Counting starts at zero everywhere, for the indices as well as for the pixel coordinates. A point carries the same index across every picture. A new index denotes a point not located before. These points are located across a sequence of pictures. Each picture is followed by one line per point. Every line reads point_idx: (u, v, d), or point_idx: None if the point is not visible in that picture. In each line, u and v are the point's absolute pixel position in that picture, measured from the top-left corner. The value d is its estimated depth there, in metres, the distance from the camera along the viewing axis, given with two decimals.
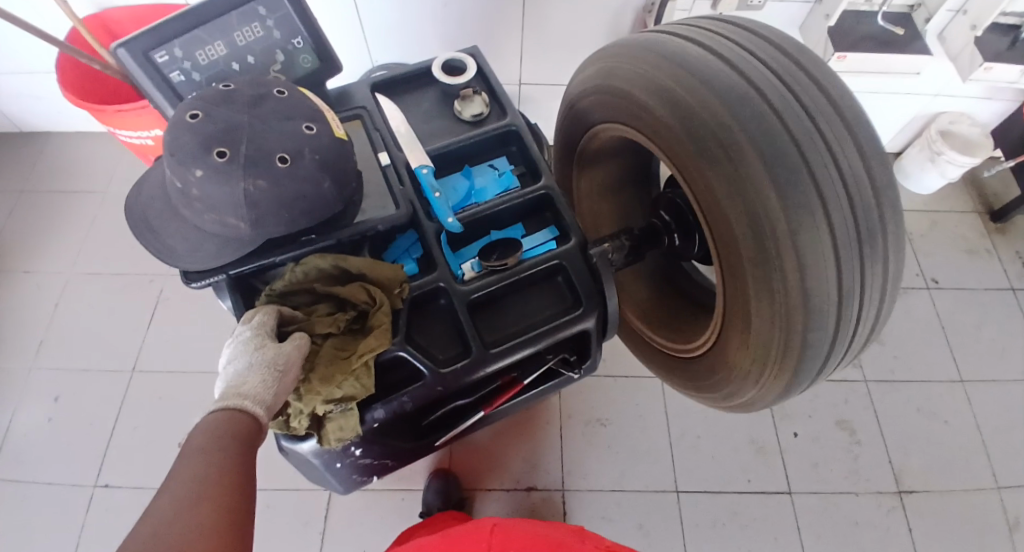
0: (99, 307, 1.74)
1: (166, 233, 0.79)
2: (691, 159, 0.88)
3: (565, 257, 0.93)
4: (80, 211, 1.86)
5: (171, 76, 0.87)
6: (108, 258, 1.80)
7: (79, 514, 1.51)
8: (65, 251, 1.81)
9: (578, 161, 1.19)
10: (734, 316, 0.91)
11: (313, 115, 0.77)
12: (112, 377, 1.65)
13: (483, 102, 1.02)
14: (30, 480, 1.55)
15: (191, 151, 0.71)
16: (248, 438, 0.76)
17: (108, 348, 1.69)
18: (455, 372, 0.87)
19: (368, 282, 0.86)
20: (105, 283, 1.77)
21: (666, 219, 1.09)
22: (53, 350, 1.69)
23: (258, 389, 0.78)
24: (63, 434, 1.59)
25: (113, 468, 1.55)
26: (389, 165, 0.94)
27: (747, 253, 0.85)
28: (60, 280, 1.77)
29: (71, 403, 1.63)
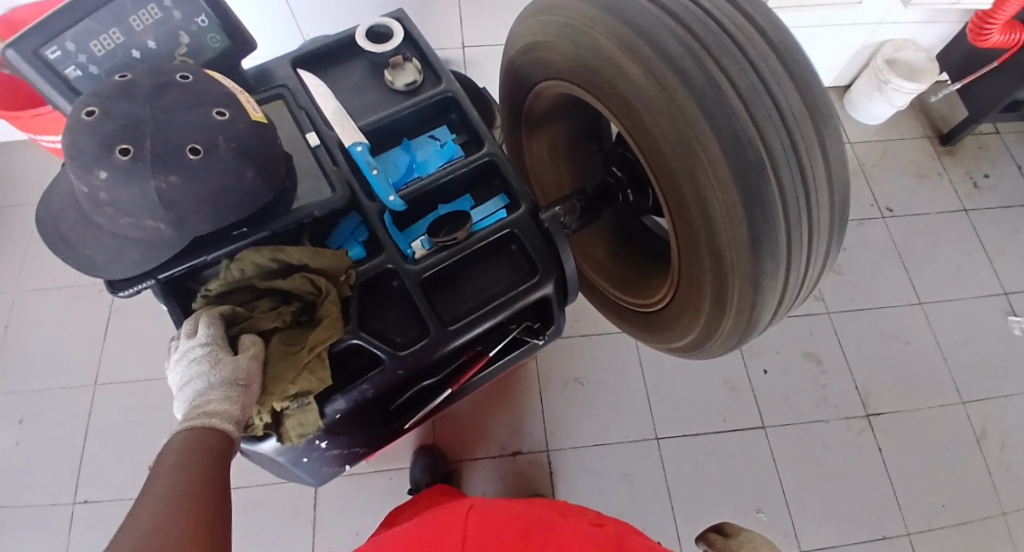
0: (46, 322, 1.66)
1: (82, 243, 0.73)
2: (631, 111, 0.85)
3: (518, 224, 0.90)
4: (14, 226, 1.77)
5: (67, 72, 0.81)
6: (46, 270, 1.71)
7: (61, 534, 1.47)
8: (1, 268, 1.72)
9: (526, 122, 1.15)
10: (688, 268, 0.90)
11: (224, 99, 0.71)
12: (71, 392, 1.59)
13: (416, 70, 0.97)
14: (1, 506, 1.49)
15: (92, 153, 0.65)
16: (221, 453, 0.72)
17: (64, 364, 1.62)
18: (415, 353, 0.84)
19: (312, 272, 0.81)
20: (47, 296, 1.68)
21: (619, 174, 1.06)
22: (9, 371, 1.61)
23: (223, 406, 0.73)
24: (31, 455, 1.53)
25: (90, 484, 1.51)
26: (319, 146, 0.90)
27: (695, 205, 0.83)
28: (4, 299, 1.68)
29: (36, 423, 1.56)
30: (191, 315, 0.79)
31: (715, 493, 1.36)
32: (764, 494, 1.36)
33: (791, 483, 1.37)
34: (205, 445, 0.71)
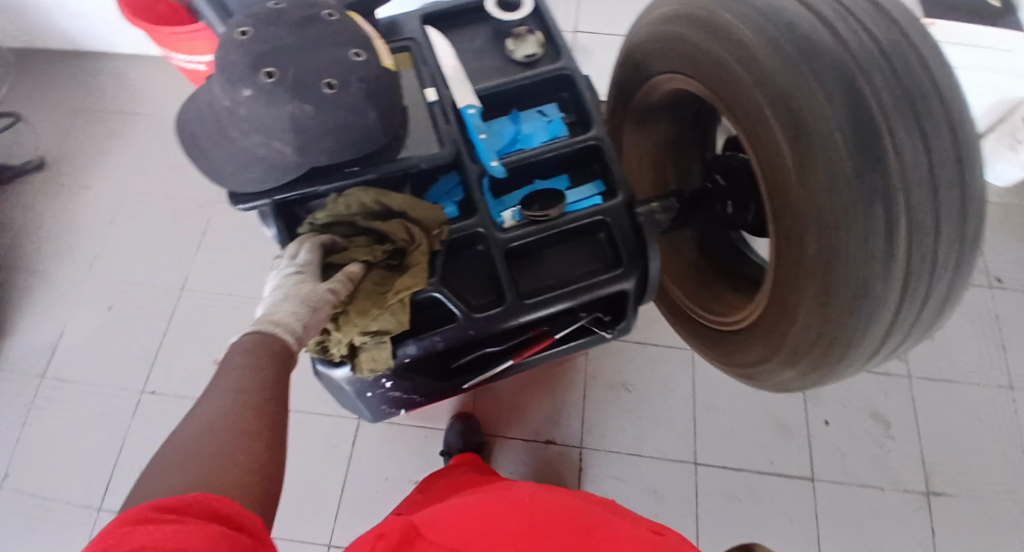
0: (150, 224, 1.80)
1: (212, 153, 0.79)
2: (760, 119, 0.84)
3: (610, 213, 0.90)
4: (137, 133, 1.92)
5: None
6: (160, 178, 1.85)
7: (126, 417, 1.59)
8: (121, 167, 1.87)
9: (631, 115, 1.15)
10: (783, 290, 0.88)
11: (362, 41, 0.75)
12: (158, 292, 1.71)
13: (537, 42, 0.98)
14: (75, 380, 1.64)
15: (240, 70, 0.70)
16: (279, 362, 0.72)
17: (156, 266, 1.75)
18: (488, 317, 0.86)
19: (408, 220, 0.85)
20: (155, 201, 1.82)
21: (720, 183, 1.05)
22: (109, 262, 1.76)
23: (288, 318, 0.75)
24: (112, 340, 1.67)
25: (159, 377, 1.63)
26: (434, 102, 0.93)
27: (808, 223, 0.82)
28: (117, 197, 1.84)
29: (122, 313, 1.70)
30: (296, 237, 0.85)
31: (741, 527, 1.34)
32: (791, 542, 1.33)
33: (829, 541, 1.33)
34: (270, 352, 0.72)
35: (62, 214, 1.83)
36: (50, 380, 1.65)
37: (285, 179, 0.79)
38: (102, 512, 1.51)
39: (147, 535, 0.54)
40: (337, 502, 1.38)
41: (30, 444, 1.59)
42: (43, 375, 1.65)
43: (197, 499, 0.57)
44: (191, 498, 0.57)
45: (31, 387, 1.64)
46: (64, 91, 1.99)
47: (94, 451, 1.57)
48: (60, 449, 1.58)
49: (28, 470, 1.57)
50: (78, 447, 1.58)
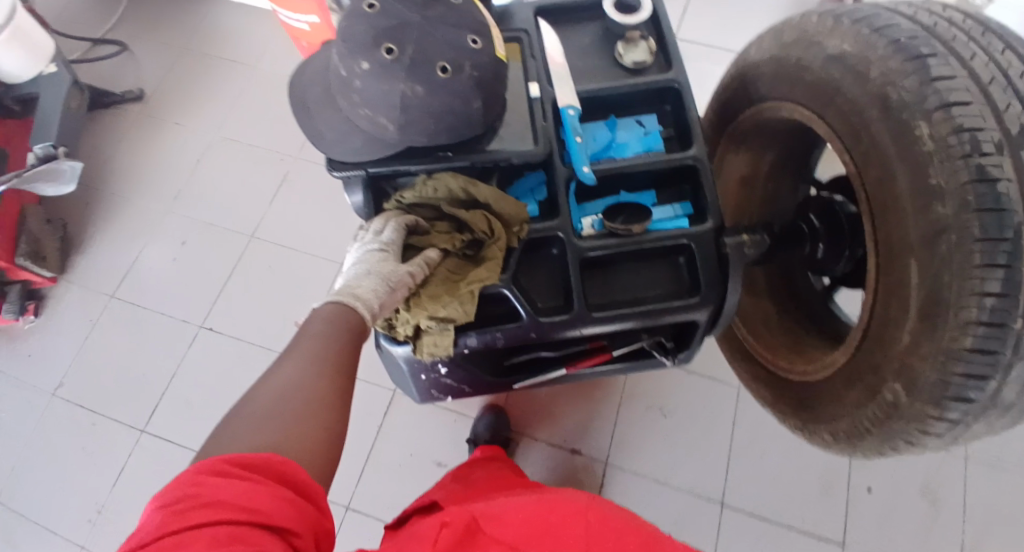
0: (232, 167, 1.85)
1: (319, 117, 0.80)
2: (837, 101, 0.86)
3: (696, 239, 0.87)
4: (232, 78, 1.97)
5: None
6: (249, 124, 1.90)
7: (181, 348, 1.66)
8: (215, 109, 1.94)
9: (731, 138, 1.12)
10: (890, 286, 0.81)
11: (478, 28, 0.75)
12: (228, 234, 1.77)
13: (648, 50, 0.96)
14: (143, 304, 1.72)
15: (362, 43, 0.70)
16: (356, 333, 0.73)
17: (229, 209, 1.80)
18: (552, 323, 0.85)
19: (491, 213, 0.85)
20: (241, 147, 1.88)
21: (815, 224, 1.01)
22: (188, 199, 1.83)
23: (368, 292, 0.76)
24: (182, 273, 1.74)
25: (217, 315, 1.68)
26: (538, 99, 0.89)
27: (909, 188, 0.77)
28: (205, 137, 1.90)
29: (194, 248, 1.77)
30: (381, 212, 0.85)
31: None
32: None
33: None
34: (349, 321, 0.73)
35: (153, 146, 1.91)
36: (118, 301, 1.73)
37: (385, 153, 0.81)
38: (144, 435, 1.58)
39: (221, 487, 0.55)
40: (365, 470, 1.41)
41: (91, 357, 1.68)
42: (112, 295, 1.74)
43: (272, 461, 0.59)
44: (266, 459, 0.59)
45: (100, 304, 1.73)
46: (173, 29, 2.07)
47: (145, 373, 1.65)
48: (116, 368, 1.66)
49: (85, 381, 1.66)
50: (132, 367, 1.65)
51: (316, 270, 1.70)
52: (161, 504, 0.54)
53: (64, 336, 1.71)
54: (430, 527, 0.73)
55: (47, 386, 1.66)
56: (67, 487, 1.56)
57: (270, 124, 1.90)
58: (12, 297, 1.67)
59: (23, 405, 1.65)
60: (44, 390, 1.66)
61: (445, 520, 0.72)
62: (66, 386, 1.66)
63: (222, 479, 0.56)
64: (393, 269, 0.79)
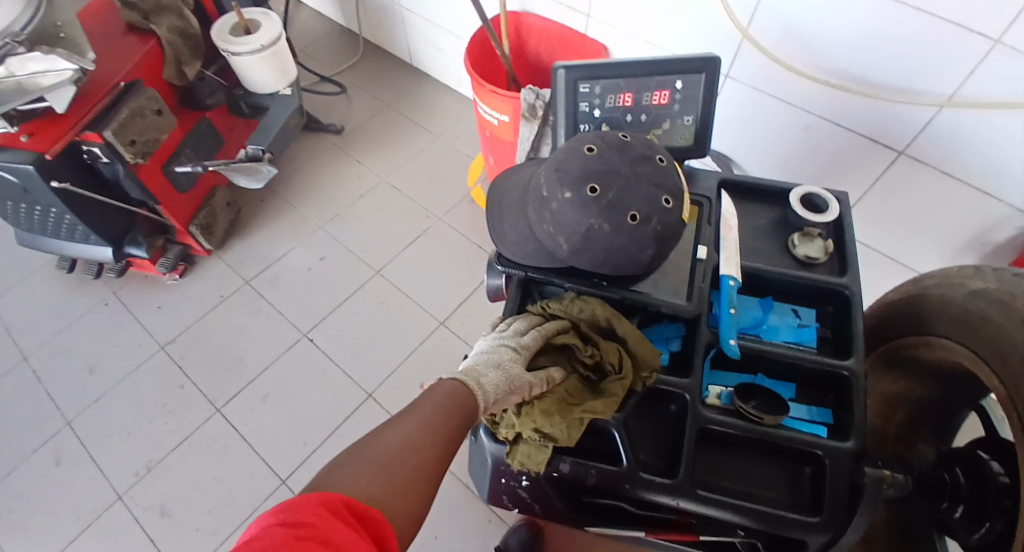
0: (391, 211, 2.03)
1: (508, 219, 0.91)
2: (987, 326, 0.91)
3: (832, 455, 0.88)
4: (417, 137, 2.19)
5: (581, 106, 1.06)
6: (420, 181, 2.09)
7: (280, 348, 1.79)
8: (395, 157, 2.14)
9: (886, 357, 1.10)
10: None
11: (674, 191, 0.81)
12: (360, 266, 1.93)
13: (823, 249, 0.99)
14: (268, 299, 1.88)
15: (572, 176, 0.80)
16: (464, 420, 0.80)
17: (371, 245, 1.96)
18: (651, 483, 0.87)
19: (624, 350, 0.89)
20: (404, 197, 2.05)
21: (959, 480, 0.99)
22: (341, 224, 2.01)
23: (490, 388, 0.84)
24: (312, 285, 1.90)
25: (322, 331, 1.82)
26: (703, 261, 0.94)
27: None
28: (374, 178, 2.10)
29: (330, 267, 1.93)
30: (527, 316, 0.92)
31: None
32: None
33: None
34: (466, 406, 0.81)
35: (330, 170, 2.12)
36: (250, 288, 1.90)
37: (549, 263, 0.89)
38: (217, 414, 1.70)
39: (332, 527, 0.64)
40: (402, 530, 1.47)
41: (208, 327, 1.84)
42: (247, 282, 1.91)
43: (374, 517, 0.68)
44: (370, 512, 0.68)
45: (234, 285, 1.91)
46: (387, 82, 2.35)
47: (243, 357, 1.78)
48: (222, 345, 1.80)
49: (193, 346, 1.81)
50: (235, 349, 1.80)
51: (421, 325, 1.82)
52: (283, 522, 0.63)
53: (193, 301, 1.88)
54: None
55: (159, 338, 1.82)
56: (137, 434, 1.67)
57: (433, 185, 2.08)
58: (170, 254, 1.88)
59: (133, 346, 1.81)
60: (156, 340, 1.82)
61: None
62: (175, 344, 1.81)
63: (334, 520, 0.65)
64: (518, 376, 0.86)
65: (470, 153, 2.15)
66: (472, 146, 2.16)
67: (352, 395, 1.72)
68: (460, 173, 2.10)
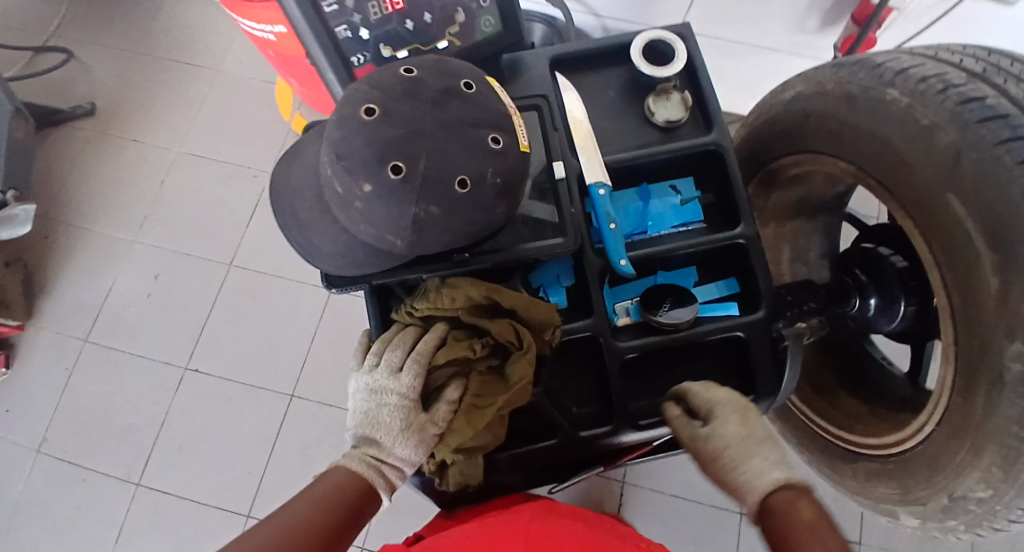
0: (203, 188, 1.64)
1: (313, 228, 0.69)
2: (809, 124, 0.89)
3: (750, 330, 0.79)
4: (194, 83, 1.73)
5: (338, 31, 0.80)
6: (219, 138, 1.68)
7: (168, 394, 1.52)
8: (177, 120, 1.71)
9: (764, 180, 0.99)
10: (952, 243, 0.74)
11: (501, 122, 0.62)
12: (207, 264, 1.59)
13: (682, 104, 0.84)
14: (122, 348, 1.55)
15: (363, 161, 0.58)
16: (362, 508, 0.71)
17: (204, 235, 1.61)
18: (592, 436, 0.77)
19: (518, 321, 0.74)
20: (211, 164, 1.66)
21: (861, 279, 0.94)
22: (156, 227, 1.63)
23: (388, 458, 0.73)
24: (164, 311, 1.57)
25: (205, 354, 1.54)
26: (564, 180, 0.77)
27: (914, 146, 0.76)
28: (168, 156, 1.68)
29: (172, 284, 1.59)
30: (398, 336, 0.75)
31: None
32: None
33: None
34: (364, 490, 0.72)
35: (113, 170, 1.68)
36: (95, 345, 1.56)
37: (390, 264, 0.69)
38: (139, 488, 1.46)
39: None
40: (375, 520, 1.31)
41: (72, 406, 1.52)
42: (88, 339, 1.57)
43: None
44: None
45: (75, 349, 1.56)
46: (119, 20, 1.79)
47: (132, 423, 1.50)
48: (101, 417, 1.51)
49: (69, 434, 1.51)
50: (117, 415, 1.51)
51: (309, 297, 1.56)
52: None
53: (37, 386, 1.54)
54: None
55: (29, 441, 1.51)
56: (64, 550, 1.44)
57: (240, 133, 1.68)
58: None
59: (4, 463, 1.50)
60: (27, 445, 1.51)
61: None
62: (50, 440, 1.50)
63: None
64: (417, 431, 0.73)
65: (267, 76, 1.72)
66: (262, 68, 1.72)
67: (273, 403, 1.49)
68: (267, 106, 1.69)
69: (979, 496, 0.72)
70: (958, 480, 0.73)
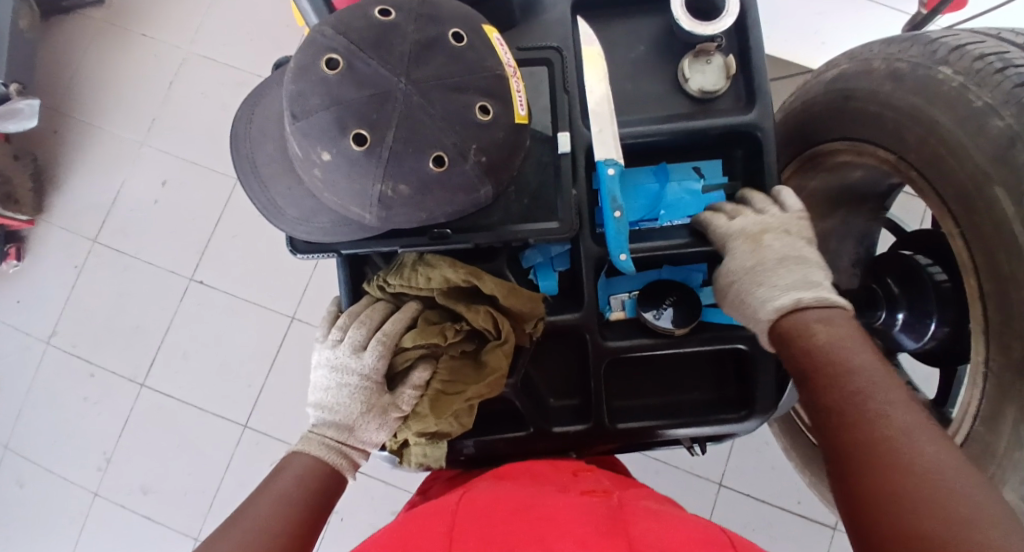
0: (214, 92, 1.47)
1: (275, 186, 0.61)
2: (849, 107, 0.78)
3: (756, 342, 0.70)
4: None
5: None
6: (227, 36, 1.49)
7: (174, 303, 1.40)
8: (186, 11, 1.52)
9: (798, 164, 0.88)
10: (994, 245, 0.63)
11: (492, 85, 0.52)
12: (212, 174, 1.44)
13: (724, 70, 0.72)
14: (128, 252, 1.43)
15: (322, 124, 0.49)
16: (330, 497, 0.63)
17: (210, 141, 1.46)
18: (566, 436, 0.70)
19: (498, 308, 0.66)
20: (220, 66, 1.48)
21: (892, 290, 0.85)
22: (166, 131, 1.47)
23: (352, 439, 0.66)
24: (169, 219, 1.43)
25: (211, 266, 1.41)
26: (568, 154, 0.67)
27: (962, 132, 0.65)
28: (178, 54, 1.50)
29: (178, 192, 1.44)
30: (365, 311, 0.67)
31: None
32: None
33: None
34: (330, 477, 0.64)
35: (119, 66, 1.52)
36: (104, 247, 1.45)
37: (359, 235, 0.61)
38: (145, 389, 1.38)
39: None
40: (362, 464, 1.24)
41: (81, 308, 1.43)
42: (96, 240, 1.45)
43: None
44: None
45: (84, 249, 1.45)
46: None
47: (142, 324, 1.41)
48: (109, 313, 1.42)
49: (78, 329, 1.43)
50: (125, 317, 1.42)
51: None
52: None
53: (40, 283, 1.45)
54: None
55: (39, 332, 1.44)
56: (60, 452, 1.38)
57: (252, 37, 1.49)
58: None
59: (16, 352, 1.44)
60: (38, 337, 1.44)
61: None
62: (61, 333, 1.43)
63: None
64: (379, 413, 0.66)
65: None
66: None
67: (272, 324, 1.37)
68: (281, 7, 1.50)
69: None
70: None
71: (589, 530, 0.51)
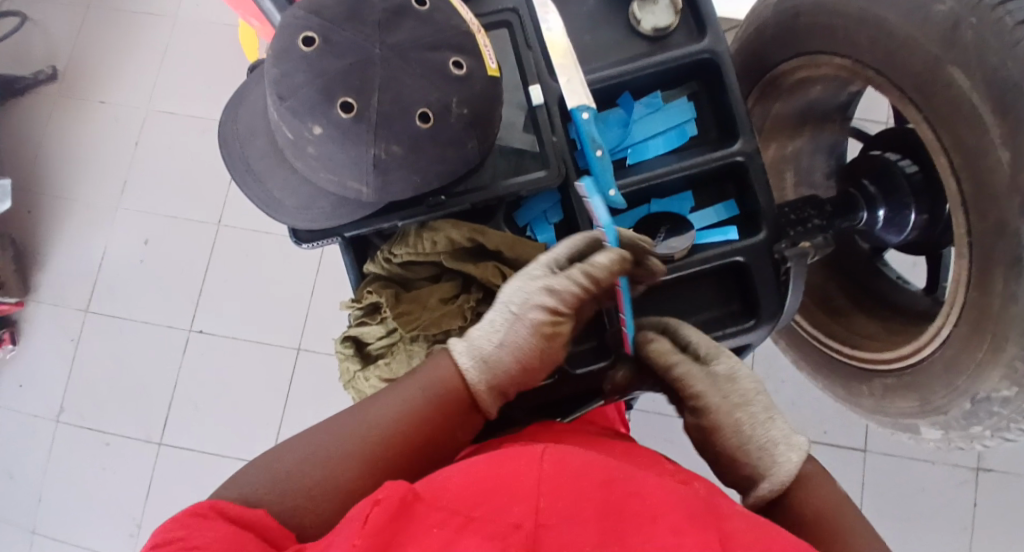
0: (181, 141, 1.49)
1: (271, 179, 0.63)
2: (800, 23, 0.81)
3: (751, 254, 0.74)
4: (151, 30, 1.56)
5: None
6: (185, 86, 1.51)
7: (176, 356, 1.42)
8: (139, 71, 1.54)
9: (760, 90, 0.92)
10: (957, 118, 0.66)
11: (462, 42, 0.55)
12: (193, 222, 1.45)
13: (671, 8, 0.76)
14: (122, 316, 1.45)
15: (309, 100, 0.52)
16: (454, 401, 0.59)
17: (184, 191, 1.47)
18: (588, 374, 0.74)
19: (504, 262, 0.69)
20: (183, 116, 1.50)
21: (869, 190, 0.87)
22: (140, 189, 1.49)
23: (479, 335, 0.61)
24: (158, 275, 1.45)
25: (208, 313, 1.42)
26: (542, 106, 0.71)
27: (908, 21, 0.68)
28: (138, 114, 1.52)
29: (162, 247, 1.46)
30: (551, 259, 0.64)
31: None
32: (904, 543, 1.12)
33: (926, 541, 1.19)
34: (440, 427, 0.58)
35: (81, 137, 1.53)
36: (97, 316, 1.46)
37: (361, 213, 0.64)
38: (163, 447, 1.39)
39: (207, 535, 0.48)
40: None
41: (85, 379, 1.44)
42: (88, 310, 1.47)
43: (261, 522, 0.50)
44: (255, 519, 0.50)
45: (77, 321, 1.47)
46: None
47: (149, 385, 1.42)
48: (115, 380, 1.43)
49: (85, 402, 1.44)
50: (131, 380, 1.43)
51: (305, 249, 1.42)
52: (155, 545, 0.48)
53: (42, 360, 1.46)
54: (466, 495, 0.44)
55: (46, 413, 1.44)
56: (90, 523, 1.39)
57: (209, 83, 1.51)
58: None
59: (27, 436, 1.44)
60: (46, 418, 1.44)
61: (373, 499, 0.43)
62: (68, 410, 1.44)
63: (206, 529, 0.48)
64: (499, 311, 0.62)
65: (228, 16, 1.54)
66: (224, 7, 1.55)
67: (279, 357, 1.38)
68: (232, 49, 1.52)
69: (1003, 395, 0.66)
70: (981, 379, 0.67)
71: (680, 512, 0.44)
